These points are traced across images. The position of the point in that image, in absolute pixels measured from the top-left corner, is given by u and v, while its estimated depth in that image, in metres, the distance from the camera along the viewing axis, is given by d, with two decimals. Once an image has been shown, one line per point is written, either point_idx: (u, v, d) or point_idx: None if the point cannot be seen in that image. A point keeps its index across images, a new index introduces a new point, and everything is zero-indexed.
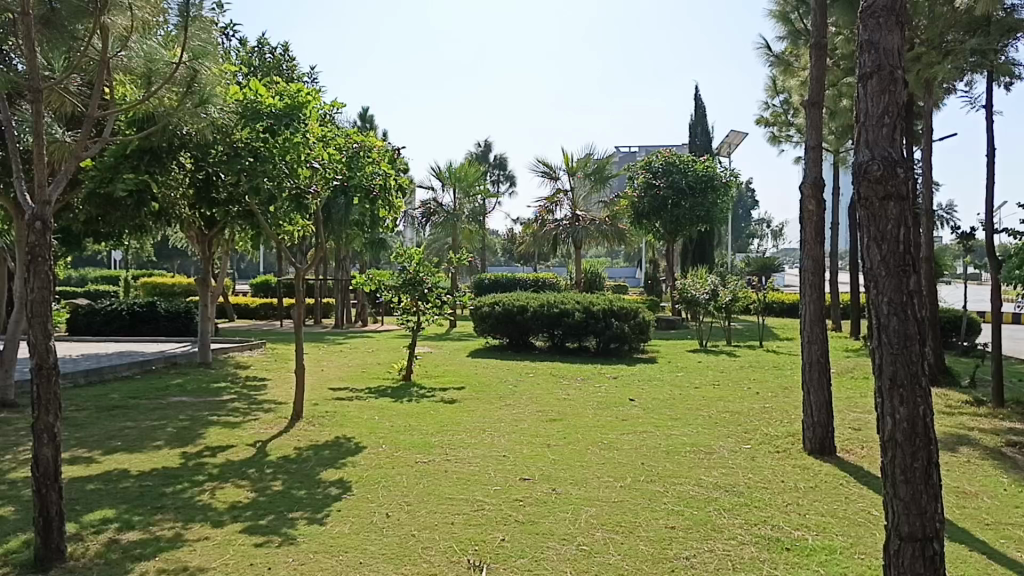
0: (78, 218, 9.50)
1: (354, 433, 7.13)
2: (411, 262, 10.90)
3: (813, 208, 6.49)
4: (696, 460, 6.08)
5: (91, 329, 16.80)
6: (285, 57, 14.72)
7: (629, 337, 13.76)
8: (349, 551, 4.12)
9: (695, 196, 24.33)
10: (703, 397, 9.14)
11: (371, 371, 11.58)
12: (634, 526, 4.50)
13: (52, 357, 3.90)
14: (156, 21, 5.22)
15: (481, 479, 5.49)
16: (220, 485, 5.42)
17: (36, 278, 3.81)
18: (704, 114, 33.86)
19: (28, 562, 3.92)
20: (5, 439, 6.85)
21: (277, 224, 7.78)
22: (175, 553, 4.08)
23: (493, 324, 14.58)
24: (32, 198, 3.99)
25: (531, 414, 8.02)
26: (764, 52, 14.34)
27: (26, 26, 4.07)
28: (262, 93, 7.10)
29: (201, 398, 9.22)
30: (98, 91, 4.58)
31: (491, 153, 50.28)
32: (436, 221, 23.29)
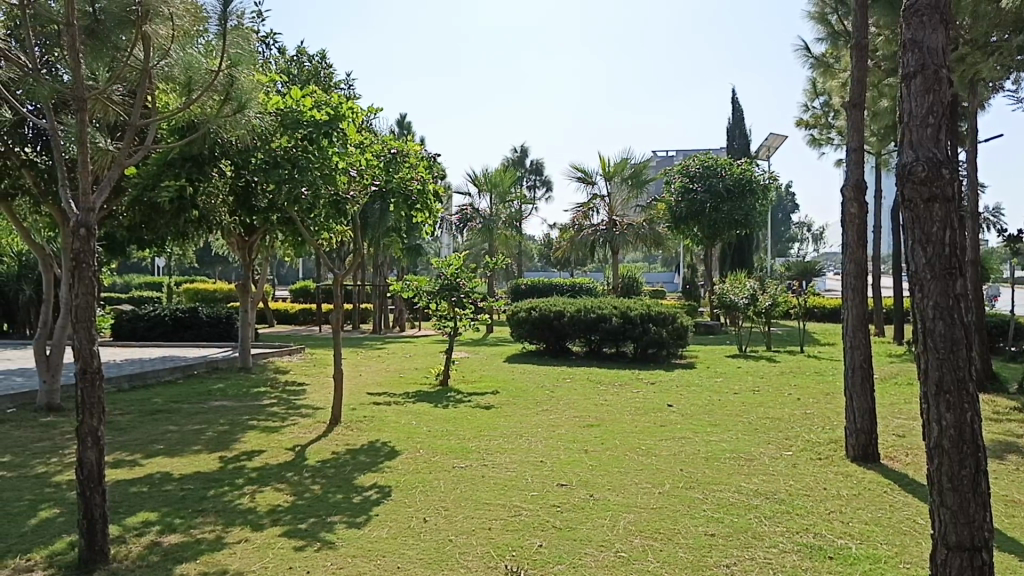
0: (123, 224, 9.66)
1: (392, 437, 7.16)
2: (450, 267, 10.96)
3: (855, 210, 6.37)
4: (736, 467, 6.01)
5: (135, 335, 17.07)
6: (322, 65, 14.86)
7: (667, 343, 13.60)
8: (387, 555, 4.13)
9: (733, 200, 24.06)
10: (743, 403, 9.04)
11: (409, 376, 11.63)
12: (673, 533, 4.46)
13: (97, 361, 3.95)
14: (196, 30, 5.30)
15: (518, 484, 5.48)
16: (260, 489, 5.47)
17: (81, 284, 3.88)
18: (741, 117, 33.55)
19: (73, 564, 3.99)
20: (53, 442, 7.00)
21: (316, 231, 7.84)
22: (215, 556, 4.12)
23: (530, 330, 14.58)
24: (77, 206, 4.06)
25: (569, 420, 7.98)
26: (803, 54, 14.17)
27: (70, 36, 4.16)
28: (302, 101, 7.18)
29: (241, 402, 9.33)
30: (140, 100, 4.67)
31: (528, 158, 50.38)
32: (473, 227, 23.40)
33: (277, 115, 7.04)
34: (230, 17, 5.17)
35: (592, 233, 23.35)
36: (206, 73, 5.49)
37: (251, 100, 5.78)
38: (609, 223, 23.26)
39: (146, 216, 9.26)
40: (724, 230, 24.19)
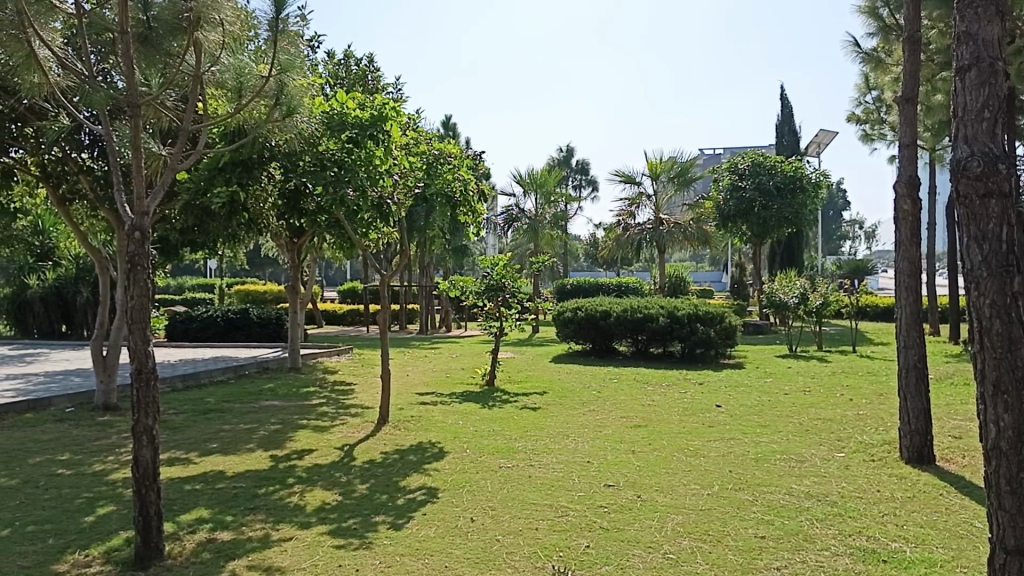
0: (177, 227, 9.85)
1: (439, 437, 7.20)
2: (495, 268, 10.99)
3: (909, 208, 6.22)
4: (786, 469, 5.92)
5: (188, 336, 17.40)
6: (370, 68, 15.00)
7: (715, 343, 13.44)
8: (434, 555, 4.15)
9: (783, 198, 23.71)
10: (792, 404, 8.90)
11: (455, 376, 11.68)
12: (723, 535, 4.41)
13: (151, 362, 4.03)
14: (246, 35, 5.41)
15: (564, 485, 5.47)
16: (309, 488, 5.54)
17: (135, 285, 3.97)
18: (790, 113, 33.11)
19: (128, 560, 4.08)
20: (110, 441, 7.16)
21: (362, 233, 7.89)
22: (265, 553, 4.19)
23: (576, 330, 14.55)
24: (132, 209, 4.15)
25: (615, 420, 7.95)
26: (853, 49, 13.95)
27: (124, 44, 4.26)
28: (348, 104, 7.26)
29: (291, 402, 9.45)
30: (192, 106, 4.78)
31: (573, 158, 50.35)
32: (518, 227, 23.41)
33: (323, 118, 7.13)
34: (280, 24, 5.27)
35: (639, 231, 23.27)
36: (256, 78, 5.59)
37: (299, 105, 5.87)
38: (655, 221, 23.11)
39: (199, 220, 9.43)
40: (774, 228, 23.85)
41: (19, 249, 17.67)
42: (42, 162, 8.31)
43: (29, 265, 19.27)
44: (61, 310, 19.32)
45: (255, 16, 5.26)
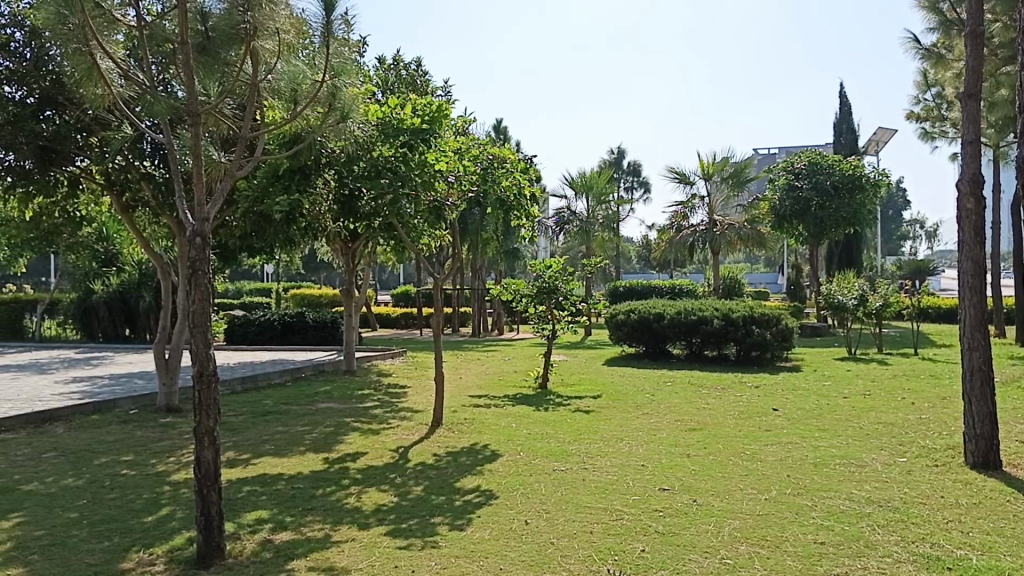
0: (235, 233, 10.05)
1: (492, 439, 7.24)
2: (547, 270, 10.97)
3: (972, 206, 6.04)
4: (846, 474, 5.81)
5: (246, 339, 17.71)
6: (419, 72, 15.08)
7: (771, 345, 13.25)
8: (489, 556, 4.16)
9: (840, 197, 23.23)
10: (851, 407, 8.73)
11: (508, 379, 11.72)
12: (781, 541, 4.34)
13: (212, 364, 4.12)
14: (301, 43, 5.49)
15: (619, 488, 5.45)
16: (365, 489, 5.60)
17: (196, 290, 4.06)
18: (848, 111, 32.52)
19: (191, 559, 4.16)
20: (172, 442, 7.33)
21: (415, 237, 7.97)
22: (324, 554, 4.24)
23: (629, 332, 14.48)
24: (193, 215, 4.24)
25: (669, 423, 7.90)
26: (912, 45, 13.67)
27: (184, 53, 4.38)
28: (402, 109, 7.37)
29: (346, 405, 9.57)
30: (249, 114, 4.89)
31: (625, 159, 50.18)
32: (570, 229, 23.38)
33: (377, 124, 7.27)
34: (332, 25, 5.31)
35: (692, 233, 23.11)
36: (312, 84, 5.68)
37: (353, 108, 5.97)
38: (709, 222, 22.98)
39: (257, 225, 9.59)
40: (832, 229, 23.40)
41: (84, 255, 18.22)
42: (106, 171, 8.52)
43: (93, 271, 19.80)
44: (124, 314, 19.86)
45: (308, 21, 5.30)
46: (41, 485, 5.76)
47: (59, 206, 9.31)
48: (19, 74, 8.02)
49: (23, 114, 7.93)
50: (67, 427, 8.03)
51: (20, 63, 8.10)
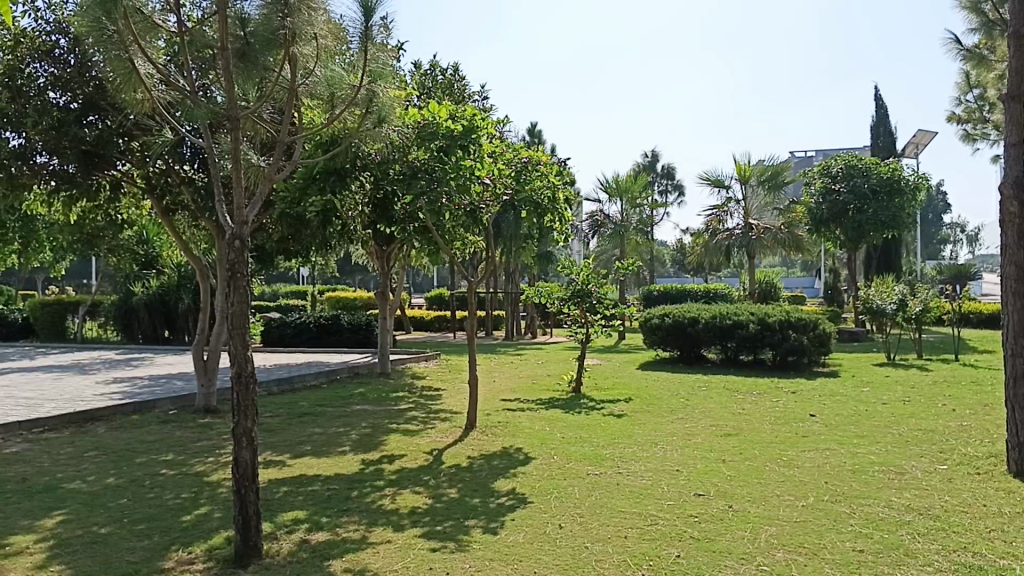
0: (273, 236, 10.17)
1: (526, 443, 7.24)
2: (580, 274, 10.93)
3: (1015, 210, 5.93)
4: (886, 481, 5.73)
5: (283, 341, 17.89)
6: (456, 77, 15.09)
7: (808, 350, 13.08)
8: (523, 560, 4.17)
9: (879, 200, 22.80)
10: (891, 414, 8.60)
11: (542, 382, 11.71)
12: (818, 548, 4.30)
13: (250, 366, 4.16)
14: (338, 48, 5.53)
15: (653, 493, 5.42)
16: (400, 491, 5.63)
17: (235, 292, 4.11)
18: (886, 113, 32.11)
19: (229, 558, 4.21)
20: (211, 442, 7.43)
21: (449, 240, 8.01)
22: (360, 555, 4.28)
23: (664, 336, 14.39)
24: (233, 219, 4.29)
25: (705, 428, 7.84)
26: (955, 46, 13.43)
27: (225, 59, 4.44)
28: (440, 114, 7.41)
29: (381, 407, 9.63)
30: (288, 118, 4.96)
31: (659, 162, 49.97)
32: (603, 232, 23.28)
33: (414, 128, 7.34)
34: (370, 30, 5.38)
35: (728, 237, 22.97)
36: (349, 88, 5.74)
37: (389, 113, 6.05)
38: (745, 226, 22.87)
39: (294, 228, 9.70)
40: (869, 232, 22.97)
41: (126, 258, 18.52)
42: (147, 175, 8.66)
43: (133, 273, 20.10)
44: (164, 316, 20.16)
45: (346, 26, 5.36)
46: (83, 484, 5.86)
47: (101, 209, 9.46)
48: (63, 80, 8.16)
49: (67, 119, 8.05)
50: (109, 427, 8.17)
51: (64, 69, 8.23)
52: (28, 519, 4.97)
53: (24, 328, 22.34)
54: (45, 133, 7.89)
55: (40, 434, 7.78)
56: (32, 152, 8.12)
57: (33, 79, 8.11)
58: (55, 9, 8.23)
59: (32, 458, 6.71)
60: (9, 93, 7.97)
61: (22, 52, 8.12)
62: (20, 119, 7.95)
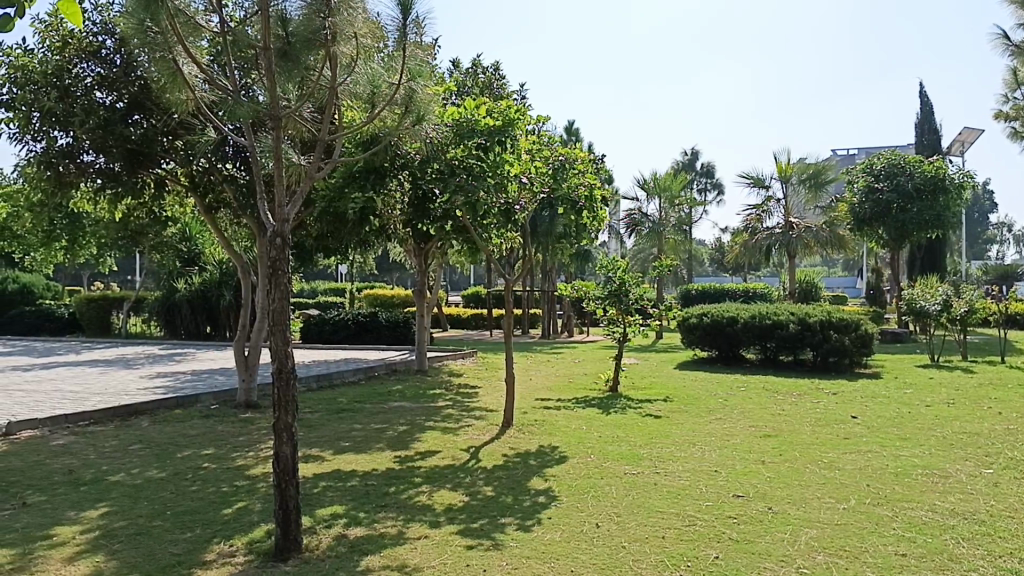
0: (312, 233, 10.28)
1: (562, 441, 7.24)
2: (617, 272, 10.90)
3: None
4: (929, 485, 5.63)
5: (322, 337, 18.09)
6: (494, 75, 15.10)
7: (849, 352, 12.91)
8: (560, 559, 4.17)
9: (923, 199, 22.40)
10: (934, 417, 8.45)
11: (578, 381, 11.71)
12: (859, 551, 4.24)
13: (291, 362, 4.20)
14: (376, 47, 5.56)
15: (691, 493, 5.39)
16: (436, 488, 5.65)
17: (276, 289, 4.16)
18: (930, 111, 31.60)
19: (269, 552, 4.26)
20: (251, 437, 7.53)
21: (487, 238, 8.02)
22: (397, 550, 4.30)
23: (702, 336, 14.28)
24: (274, 216, 4.34)
25: (743, 429, 7.78)
26: (1002, 42, 13.19)
27: (266, 58, 4.49)
28: (477, 111, 7.40)
29: (418, 404, 9.69)
30: (328, 117, 5.00)
31: (697, 161, 49.69)
32: (641, 231, 23.18)
33: (452, 126, 7.34)
34: (407, 29, 5.41)
35: (768, 236, 22.77)
36: (389, 87, 5.77)
37: (427, 111, 6.09)
38: (785, 225, 22.66)
39: (333, 227, 9.78)
40: (913, 231, 22.54)
41: (169, 255, 18.84)
42: (191, 174, 8.79)
43: (176, 270, 20.45)
44: (206, 313, 20.47)
45: (384, 25, 5.40)
46: (127, 477, 5.98)
47: (145, 208, 9.63)
48: (110, 80, 8.32)
49: (113, 119, 8.22)
50: (151, 421, 8.30)
51: (110, 70, 8.38)
52: (74, 510, 5.07)
53: (70, 323, 22.80)
54: (92, 132, 8.06)
55: (85, 427, 7.93)
56: (79, 151, 8.29)
57: (80, 80, 8.26)
58: (102, 10, 8.39)
59: (77, 451, 6.85)
60: (57, 93, 8.09)
61: (70, 52, 8.28)
62: (68, 118, 8.10)
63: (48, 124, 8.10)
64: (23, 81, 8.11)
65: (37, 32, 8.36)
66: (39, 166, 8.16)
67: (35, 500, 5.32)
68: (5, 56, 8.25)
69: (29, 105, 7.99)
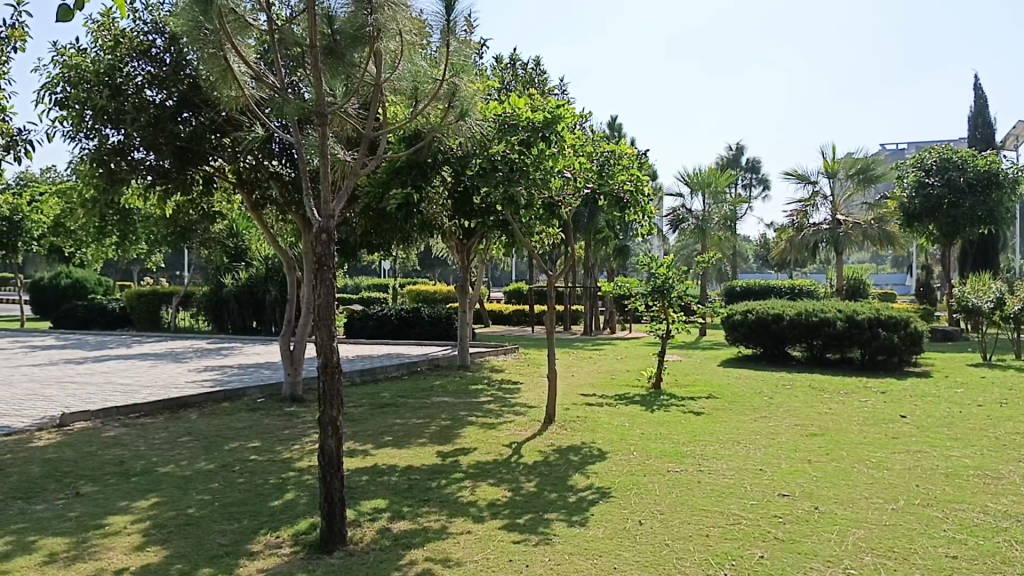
0: (357, 229, 10.36)
1: (606, 438, 7.22)
2: (660, 268, 10.83)
3: None
4: (981, 486, 5.51)
5: (365, 332, 18.26)
6: (537, 70, 15.07)
7: (898, 350, 12.69)
8: (603, 555, 4.15)
9: (975, 195, 21.79)
10: (987, 417, 8.25)
11: (621, 377, 11.69)
12: (909, 553, 4.17)
13: (336, 357, 4.24)
14: (421, 43, 5.57)
15: (737, 492, 5.33)
16: (478, 483, 5.67)
17: (322, 285, 4.19)
18: (984, 104, 30.91)
19: (314, 544, 4.30)
20: (296, 430, 7.62)
21: (529, 233, 8.06)
22: (441, 544, 4.32)
23: (747, 333, 14.11)
24: (319, 212, 4.38)
25: (789, 428, 7.68)
26: None
27: (313, 57, 4.54)
28: (521, 107, 7.33)
29: (461, 399, 9.75)
30: (374, 114, 5.04)
31: (742, 156, 49.17)
32: (686, 227, 23.01)
33: (495, 122, 7.35)
34: (453, 24, 5.46)
35: (814, 233, 22.54)
36: (431, 83, 5.80)
37: (471, 106, 6.16)
38: (833, 221, 22.38)
39: (377, 222, 9.85)
40: (966, 228, 21.92)
41: (217, 251, 19.15)
42: (239, 170, 8.93)
43: (224, 266, 20.79)
44: (252, 308, 20.78)
45: (428, 21, 5.42)
46: (177, 468, 6.09)
47: (194, 204, 9.79)
48: (160, 79, 8.45)
49: (163, 116, 8.36)
50: (200, 414, 8.44)
51: (161, 68, 8.52)
52: (126, 501, 5.17)
53: (121, 317, 23.27)
54: (143, 129, 8.24)
55: (136, 420, 8.09)
56: (130, 149, 8.46)
57: (131, 78, 8.42)
58: (153, 10, 8.53)
59: (129, 443, 6.99)
60: (109, 91, 8.26)
61: (122, 52, 8.43)
62: (120, 116, 8.28)
63: (101, 122, 8.29)
64: (77, 80, 8.28)
65: (90, 32, 8.54)
66: (92, 164, 8.36)
67: (88, 490, 5.45)
68: (60, 55, 8.44)
69: (82, 104, 8.17)
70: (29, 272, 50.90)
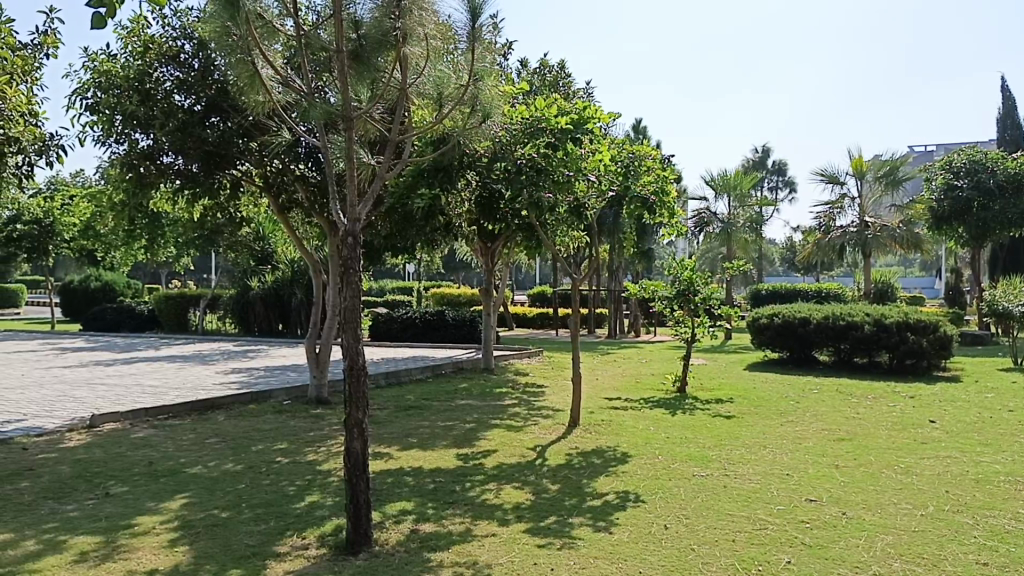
0: (381, 232, 10.41)
1: (631, 441, 7.20)
2: (684, 272, 10.78)
3: None
4: (1012, 492, 5.44)
5: (389, 335, 18.32)
6: (562, 74, 15.07)
7: (927, 354, 12.57)
8: (628, 559, 4.15)
9: (1006, 197, 21.49)
10: (1018, 422, 8.12)
11: (645, 381, 11.65)
12: (938, 559, 4.12)
13: (362, 359, 4.26)
14: (447, 47, 5.57)
15: (763, 496, 5.30)
16: (502, 486, 5.68)
17: (348, 288, 4.21)
18: (1013, 105, 30.57)
19: (340, 545, 4.32)
20: (322, 432, 7.68)
21: (554, 236, 8.07)
22: (466, 547, 4.34)
23: (773, 336, 13.99)
24: (345, 215, 4.40)
25: (816, 432, 7.62)
26: None
27: (340, 61, 4.56)
28: (548, 110, 7.38)
29: (485, 402, 9.76)
30: (399, 118, 5.06)
31: (767, 159, 48.88)
32: (710, 230, 22.89)
33: (521, 125, 7.39)
34: (478, 30, 5.46)
35: (841, 235, 22.36)
36: (455, 87, 5.81)
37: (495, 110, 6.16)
38: (859, 224, 22.19)
39: (400, 226, 9.88)
40: (995, 229, 21.54)
41: (243, 254, 19.32)
42: (266, 174, 9.01)
43: (250, 269, 20.97)
44: (278, 311, 20.95)
45: (455, 27, 5.42)
46: (205, 469, 6.16)
47: (221, 207, 9.89)
48: (188, 83, 8.54)
49: (191, 121, 8.45)
50: (227, 415, 8.52)
51: (189, 73, 8.60)
52: (155, 501, 5.23)
53: (150, 319, 23.57)
54: (172, 134, 8.33)
55: (164, 421, 8.18)
56: (159, 153, 8.56)
57: (160, 83, 8.50)
58: (182, 16, 8.63)
59: (157, 443, 7.07)
60: (139, 96, 8.36)
61: (151, 57, 8.52)
62: (149, 121, 8.39)
63: (131, 126, 8.40)
64: (107, 86, 8.41)
65: (121, 38, 8.64)
66: (122, 167, 8.48)
67: (117, 490, 5.51)
68: (91, 61, 8.55)
69: (113, 108, 8.30)
70: (60, 275, 51.70)
